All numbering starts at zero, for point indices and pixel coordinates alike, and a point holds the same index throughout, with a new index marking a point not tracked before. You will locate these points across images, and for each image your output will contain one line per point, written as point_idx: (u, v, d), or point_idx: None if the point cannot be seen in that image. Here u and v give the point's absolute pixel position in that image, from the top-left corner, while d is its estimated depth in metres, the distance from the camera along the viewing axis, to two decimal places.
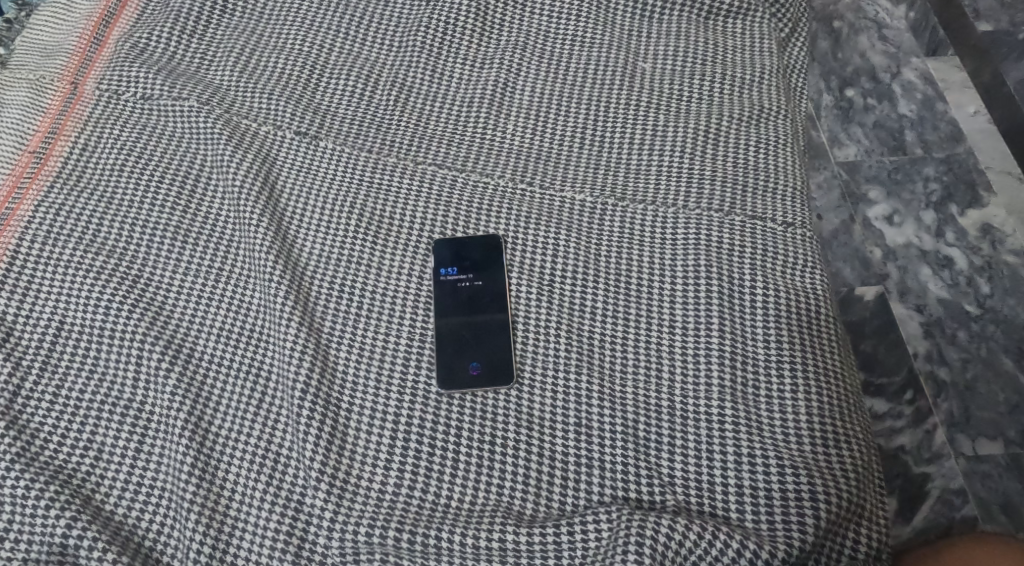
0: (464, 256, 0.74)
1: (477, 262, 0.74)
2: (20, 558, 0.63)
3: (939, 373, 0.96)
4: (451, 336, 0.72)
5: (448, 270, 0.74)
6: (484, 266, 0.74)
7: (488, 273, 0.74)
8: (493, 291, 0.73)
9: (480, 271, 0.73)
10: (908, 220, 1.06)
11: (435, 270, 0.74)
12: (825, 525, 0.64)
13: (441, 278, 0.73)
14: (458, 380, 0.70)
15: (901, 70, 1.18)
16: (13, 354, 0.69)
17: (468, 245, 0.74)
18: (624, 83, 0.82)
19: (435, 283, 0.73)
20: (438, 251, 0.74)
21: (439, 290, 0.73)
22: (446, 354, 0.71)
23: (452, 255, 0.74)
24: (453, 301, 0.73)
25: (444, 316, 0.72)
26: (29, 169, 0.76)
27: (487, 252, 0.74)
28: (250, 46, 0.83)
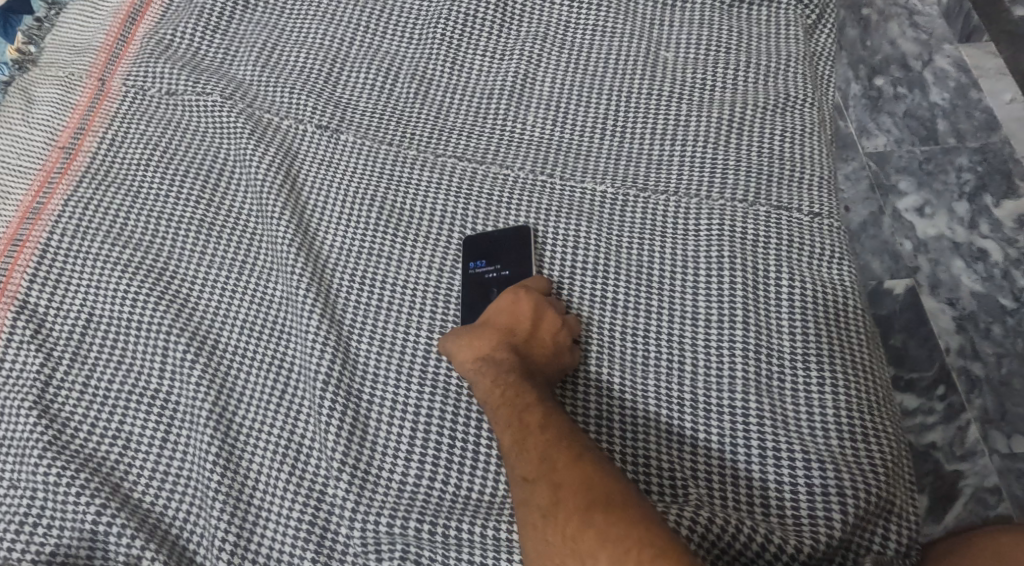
0: (494, 249, 0.74)
1: (506, 255, 0.73)
2: (53, 544, 0.64)
3: (973, 367, 0.94)
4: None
5: (477, 263, 0.73)
6: (515, 261, 0.73)
7: (517, 265, 0.73)
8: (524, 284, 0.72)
9: (510, 264, 0.73)
10: (940, 211, 1.03)
11: (465, 265, 0.73)
12: (853, 521, 0.63)
13: (471, 273, 0.73)
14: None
15: (934, 57, 1.15)
16: (44, 344, 0.70)
17: (496, 239, 0.74)
18: (645, 73, 0.82)
19: (465, 279, 0.73)
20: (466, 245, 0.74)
21: (470, 285, 0.72)
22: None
23: (480, 249, 0.74)
24: (483, 294, 0.72)
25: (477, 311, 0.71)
26: (58, 165, 0.77)
27: (515, 244, 0.74)
28: (272, 42, 0.84)
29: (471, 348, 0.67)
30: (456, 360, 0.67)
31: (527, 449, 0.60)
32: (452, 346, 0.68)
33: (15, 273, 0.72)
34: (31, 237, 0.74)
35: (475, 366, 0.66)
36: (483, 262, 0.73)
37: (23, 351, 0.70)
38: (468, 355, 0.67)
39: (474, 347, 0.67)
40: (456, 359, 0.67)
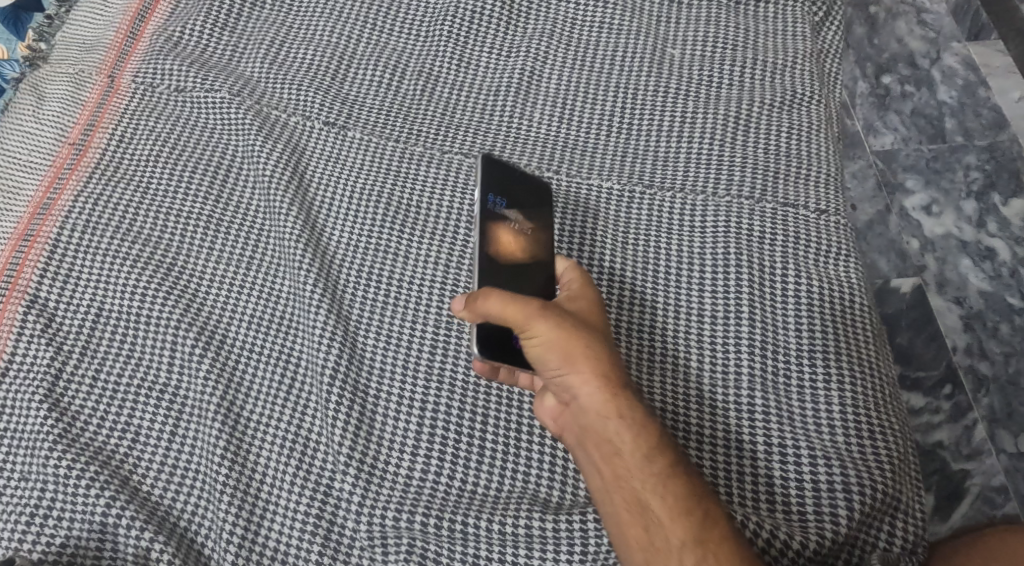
0: (514, 196, 0.69)
1: (526, 207, 0.69)
2: (63, 537, 0.65)
3: (980, 366, 0.94)
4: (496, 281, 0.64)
5: (497, 200, 0.67)
6: (532, 211, 0.69)
7: (537, 219, 0.69)
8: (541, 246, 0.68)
9: (532, 220, 0.69)
10: (948, 210, 1.03)
11: (483, 196, 0.67)
12: (858, 517, 0.63)
13: (490, 206, 0.67)
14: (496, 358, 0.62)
15: (942, 55, 1.14)
16: (55, 338, 0.71)
17: (518, 182, 0.69)
18: (651, 70, 0.82)
19: (482, 209, 0.66)
20: (488, 174, 0.68)
21: (486, 220, 0.66)
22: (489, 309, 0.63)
23: (501, 187, 0.68)
24: (505, 237, 0.66)
25: (490, 253, 0.65)
26: (68, 161, 0.77)
27: (533, 196, 0.70)
28: (281, 39, 0.84)
29: (604, 375, 0.58)
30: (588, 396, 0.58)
31: (710, 554, 0.54)
32: (557, 343, 0.58)
33: (26, 268, 0.73)
34: (41, 232, 0.74)
35: (610, 404, 0.57)
36: (504, 202, 0.68)
37: (34, 344, 0.70)
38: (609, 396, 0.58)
39: (609, 378, 0.58)
40: (551, 356, 0.58)
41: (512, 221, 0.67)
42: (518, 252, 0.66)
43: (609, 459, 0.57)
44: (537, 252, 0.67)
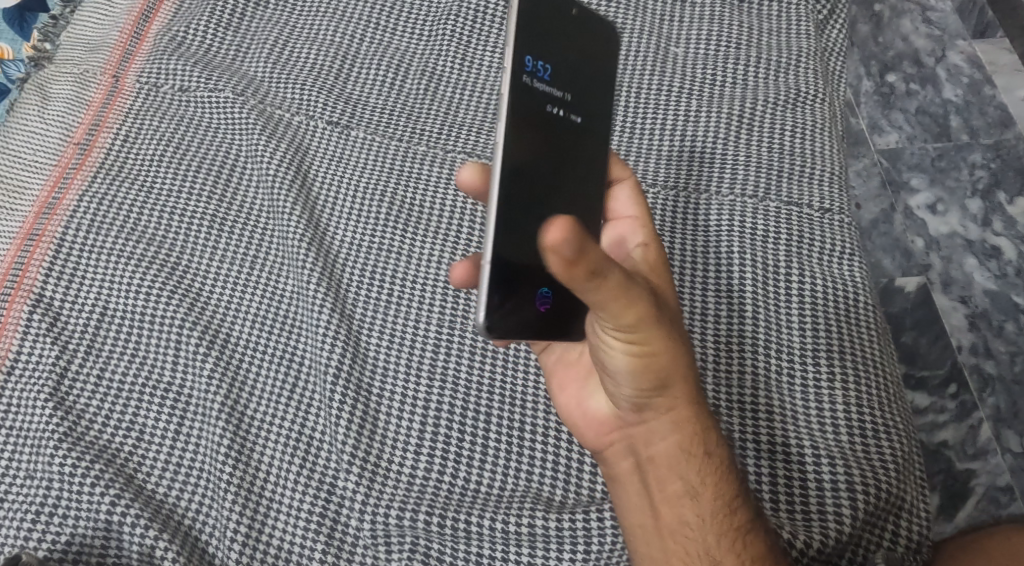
0: (561, 56, 0.57)
1: (577, 72, 0.58)
2: (68, 535, 0.65)
3: (985, 365, 0.94)
4: (529, 178, 0.54)
5: (535, 69, 0.55)
6: (575, 83, 0.58)
7: (582, 98, 0.58)
8: (593, 137, 0.59)
9: (586, 93, 0.58)
10: (953, 209, 1.03)
11: (520, 53, 0.55)
12: (862, 517, 0.63)
13: (529, 72, 0.55)
14: (499, 307, 0.51)
15: (947, 53, 1.14)
16: (60, 337, 0.71)
17: (569, 32, 0.58)
18: (655, 69, 0.81)
19: (520, 77, 0.54)
20: (527, 20, 0.55)
21: (524, 89, 0.54)
22: (514, 230, 0.51)
23: (544, 42, 0.56)
24: (538, 123, 0.55)
25: (525, 139, 0.54)
26: (73, 161, 0.78)
27: (579, 66, 0.58)
28: (284, 39, 0.84)
29: (694, 415, 0.55)
30: (673, 435, 0.55)
31: None
32: (662, 372, 0.51)
33: (31, 267, 0.73)
34: (47, 231, 0.74)
35: (693, 446, 0.55)
36: (544, 72, 0.56)
37: (40, 343, 0.71)
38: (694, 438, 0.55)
39: (696, 416, 0.55)
40: (649, 379, 0.51)
41: (560, 94, 0.56)
42: (550, 145, 0.56)
43: (674, 499, 0.56)
44: (585, 146, 0.58)
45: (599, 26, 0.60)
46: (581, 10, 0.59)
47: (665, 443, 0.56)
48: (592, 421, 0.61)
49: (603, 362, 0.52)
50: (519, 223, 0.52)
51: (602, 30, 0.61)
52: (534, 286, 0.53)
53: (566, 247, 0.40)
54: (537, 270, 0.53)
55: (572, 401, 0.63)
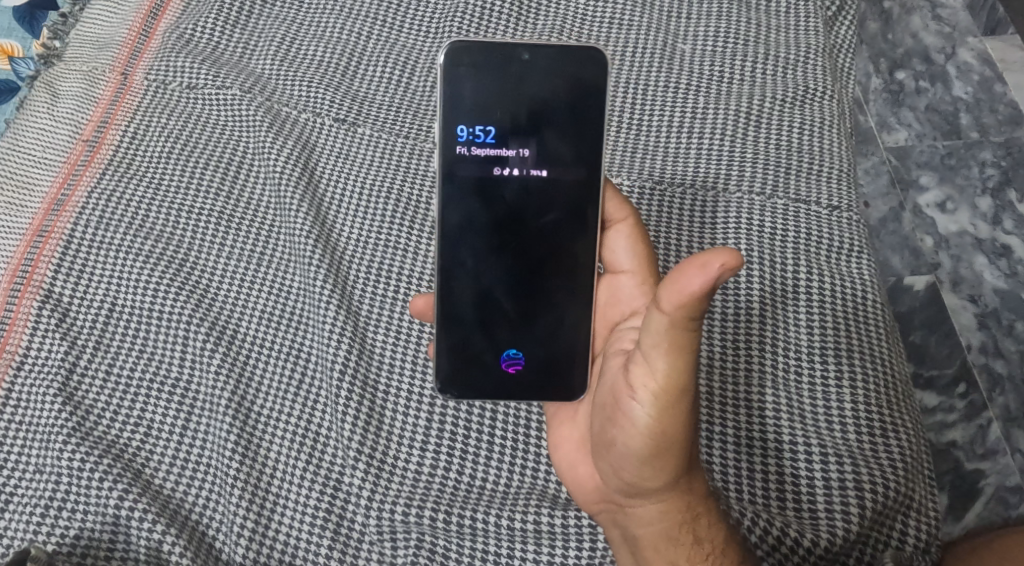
0: (511, 108, 0.58)
1: (534, 122, 0.58)
2: (76, 529, 0.65)
3: (995, 365, 0.93)
4: (478, 248, 0.60)
5: (470, 134, 0.58)
6: (531, 125, 0.58)
7: (539, 141, 0.58)
8: (563, 189, 0.59)
9: (545, 143, 0.58)
10: (963, 207, 1.02)
11: (451, 125, 0.58)
12: (870, 516, 0.62)
13: (463, 142, 0.58)
14: (454, 368, 0.61)
15: (957, 50, 1.13)
16: (69, 333, 0.72)
17: (519, 77, 0.57)
18: (662, 65, 0.81)
19: (451, 151, 0.58)
20: (458, 86, 0.57)
21: (459, 160, 0.58)
22: (466, 298, 0.60)
23: (482, 103, 0.58)
24: (478, 189, 0.59)
25: (468, 212, 0.59)
26: (82, 158, 0.78)
27: (536, 107, 0.57)
28: (291, 36, 0.85)
29: (687, 502, 0.56)
30: (666, 518, 0.57)
31: None
32: (671, 458, 0.53)
33: (41, 263, 0.73)
34: (56, 228, 0.75)
35: (681, 530, 0.57)
36: (484, 132, 0.58)
37: (49, 338, 0.71)
38: (684, 522, 0.57)
39: (689, 503, 0.57)
40: (655, 463, 0.53)
41: (508, 153, 0.58)
42: (498, 208, 0.59)
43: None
44: (548, 202, 0.59)
45: (563, 61, 0.57)
46: (532, 44, 0.56)
47: (655, 522, 0.57)
48: (581, 490, 0.61)
49: (616, 433, 0.54)
50: (471, 296, 0.60)
51: (576, 54, 0.57)
52: (497, 349, 0.61)
53: (718, 268, 0.45)
54: (497, 335, 0.60)
55: (565, 466, 0.62)
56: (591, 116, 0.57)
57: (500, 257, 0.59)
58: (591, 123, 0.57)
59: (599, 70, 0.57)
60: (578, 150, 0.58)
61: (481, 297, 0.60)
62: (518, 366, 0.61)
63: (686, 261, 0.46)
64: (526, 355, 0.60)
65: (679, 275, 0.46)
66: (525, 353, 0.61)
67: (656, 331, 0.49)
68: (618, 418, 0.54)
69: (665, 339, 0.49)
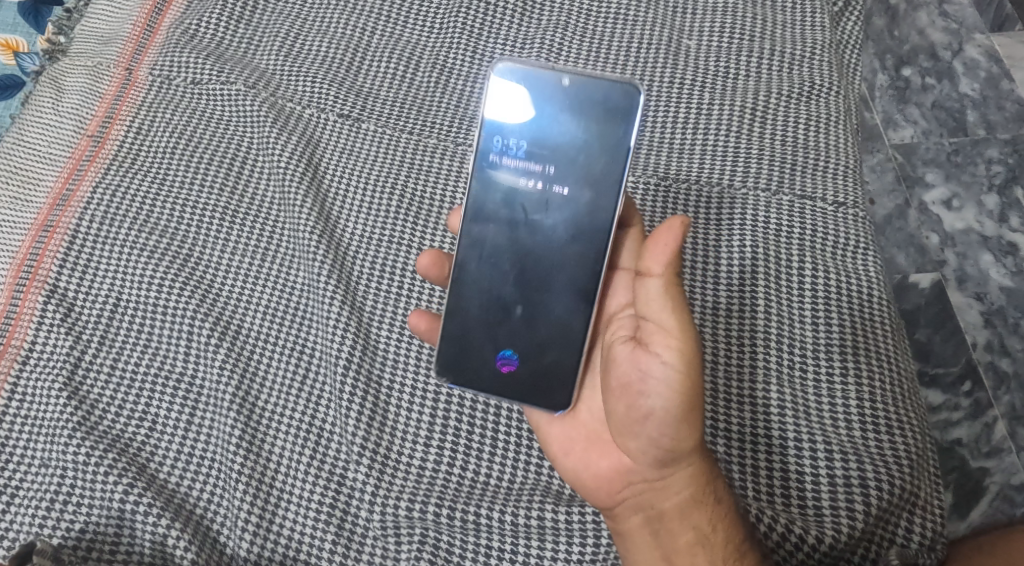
0: (545, 129, 0.59)
1: (565, 144, 0.59)
2: (81, 523, 0.66)
3: (1001, 363, 0.93)
4: (490, 250, 0.61)
5: (503, 147, 0.60)
6: (561, 148, 0.59)
7: (567, 164, 0.59)
8: (579, 207, 0.59)
9: (573, 163, 0.59)
10: (969, 205, 1.02)
11: (487, 135, 0.60)
12: (876, 513, 0.62)
13: (497, 152, 0.60)
14: (452, 359, 0.62)
15: (965, 47, 1.12)
16: (73, 328, 0.72)
17: (558, 100, 0.59)
18: (667, 61, 0.81)
19: (482, 160, 0.60)
20: (500, 101, 0.60)
21: (491, 168, 0.60)
22: (473, 295, 0.62)
23: (519, 120, 0.60)
24: (501, 200, 0.61)
25: (488, 218, 0.61)
26: (87, 153, 0.78)
27: (569, 130, 0.59)
28: (295, 31, 0.85)
29: (705, 465, 0.59)
30: (689, 482, 0.58)
31: None
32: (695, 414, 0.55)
33: (46, 258, 0.74)
34: (61, 223, 0.75)
35: (705, 494, 0.59)
36: (515, 148, 0.60)
37: (53, 333, 0.71)
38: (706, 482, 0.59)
39: (709, 466, 0.59)
40: (682, 425, 0.55)
41: (536, 169, 0.60)
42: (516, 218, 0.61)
43: (687, 547, 0.59)
44: (566, 218, 0.60)
45: (600, 92, 0.58)
46: (575, 72, 0.58)
47: (680, 492, 0.59)
48: (597, 481, 0.61)
49: (638, 404, 0.56)
50: (475, 292, 0.62)
51: (615, 86, 0.58)
52: (496, 346, 0.62)
53: (680, 227, 0.53)
54: (497, 333, 0.62)
55: (576, 465, 0.62)
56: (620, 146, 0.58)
57: (508, 260, 0.61)
58: (620, 150, 0.58)
59: (633, 103, 0.58)
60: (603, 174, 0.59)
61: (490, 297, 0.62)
62: (514, 365, 0.62)
63: (658, 229, 0.54)
64: (521, 357, 0.61)
65: (654, 242, 0.54)
66: (520, 354, 0.61)
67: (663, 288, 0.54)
68: (640, 389, 0.56)
69: (667, 295, 0.54)
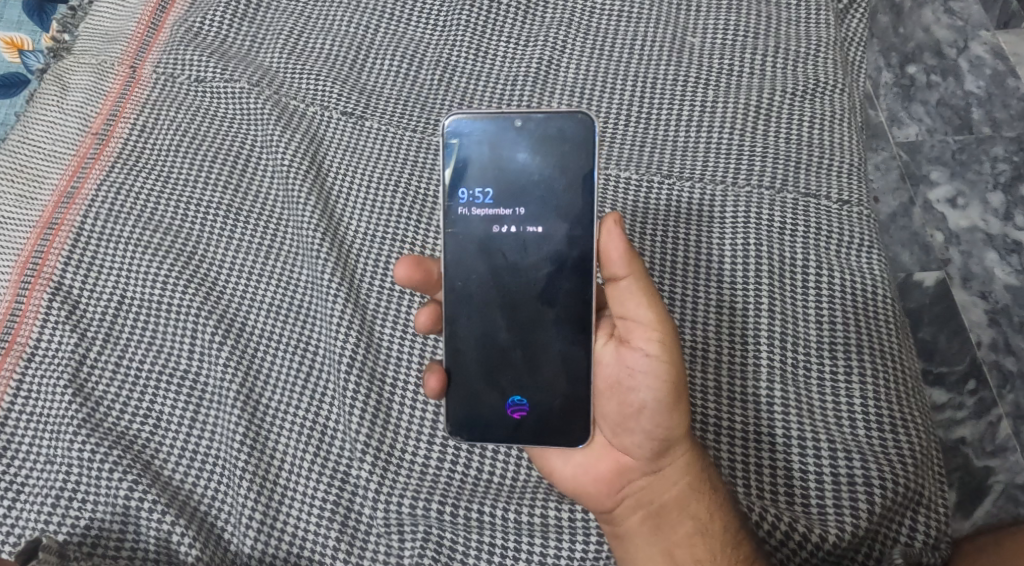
0: (508, 173, 0.60)
1: (530, 185, 0.60)
2: (87, 519, 0.66)
3: (1005, 362, 0.93)
4: (481, 298, 0.62)
5: (470, 198, 0.61)
6: (527, 189, 0.60)
7: (536, 203, 0.60)
8: (560, 243, 0.60)
9: (541, 200, 0.60)
10: (974, 203, 1.02)
11: (452, 189, 0.61)
12: (879, 512, 0.62)
13: (464, 203, 0.61)
14: (462, 414, 0.62)
15: (969, 44, 1.12)
16: (79, 325, 0.72)
17: (514, 143, 0.60)
18: (671, 59, 0.81)
19: (451, 214, 0.61)
20: (458, 153, 0.60)
21: (462, 221, 0.61)
22: (472, 343, 0.62)
23: (480, 168, 0.61)
24: (478, 248, 0.61)
25: (468, 267, 0.61)
26: (91, 151, 0.79)
27: (531, 170, 0.60)
28: (300, 29, 0.85)
29: (697, 454, 0.61)
30: (685, 470, 0.60)
31: None
32: (683, 401, 0.58)
33: (50, 256, 0.74)
34: (65, 220, 0.75)
35: (701, 483, 0.60)
36: (482, 197, 0.61)
37: (59, 330, 0.71)
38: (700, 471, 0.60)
39: (701, 456, 0.61)
40: (673, 411, 0.58)
41: (506, 212, 0.61)
42: (499, 263, 0.61)
43: (687, 538, 0.60)
44: (545, 256, 0.60)
45: (552, 128, 0.60)
46: (525, 113, 0.59)
47: (677, 482, 0.60)
48: (595, 485, 0.61)
49: (632, 398, 0.59)
50: (475, 340, 0.62)
51: (566, 119, 0.59)
52: (504, 394, 0.62)
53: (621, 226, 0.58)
54: (503, 379, 0.62)
55: (573, 474, 0.62)
56: (583, 176, 0.59)
57: (500, 303, 0.62)
58: (584, 178, 0.59)
59: (587, 132, 0.59)
60: (573, 207, 0.60)
61: (487, 346, 0.62)
62: (525, 410, 0.61)
63: (601, 234, 0.58)
64: (531, 399, 0.61)
65: (605, 247, 0.58)
66: (530, 398, 0.61)
67: (631, 286, 0.58)
68: (630, 385, 0.59)
69: (637, 291, 0.58)
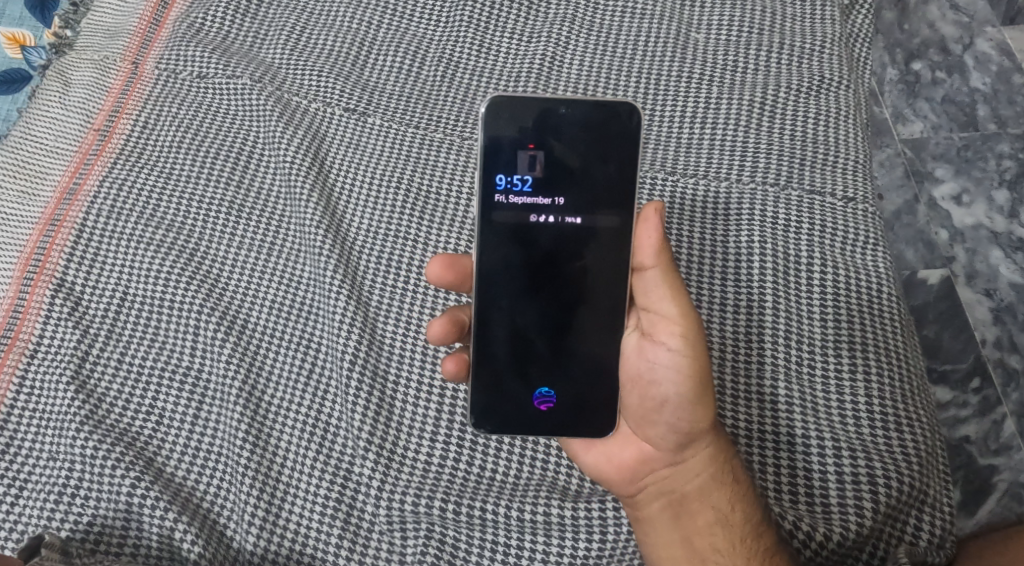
0: (549, 161, 0.57)
1: (571, 173, 0.57)
2: (89, 516, 0.66)
3: (1010, 360, 0.93)
4: (511, 288, 0.59)
5: (509, 184, 0.57)
6: (568, 179, 0.57)
7: (577, 193, 0.57)
8: (597, 235, 0.58)
9: (581, 191, 0.57)
10: (979, 200, 1.01)
11: (491, 174, 0.57)
12: (884, 510, 0.62)
13: (502, 190, 0.57)
14: (488, 405, 0.60)
15: (975, 41, 1.11)
16: (81, 322, 0.72)
17: (558, 129, 0.57)
18: (674, 55, 0.80)
19: (489, 201, 0.57)
20: (498, 136, 0.57)
21: (498, 209, 0.58)
22: (500, 333, 0.60)
23: (522, 153, 0.57)
24: (513, 237, 0.58)
25: (502, 256, 0.59)
26: (94, 147, 0.78)
27: (574, 158, 0.57)
28: (302, 25, 0.84)
29: (721, 445, 0.61)
30: (708, 461, 0.60)
31: None
32: (706, 395, 0.58)
33: (53, 253, 0.74)
34: (68, 217, 0.75)
35: (723, 474, 0.61)
36: (522, 184, 0.57)
37: (61, 327, 0.71)
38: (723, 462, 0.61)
39: (724, 447, 0.61)
40: (697, 407, 0.58)
41: (545, 201, 0.57)
42: (534, 253, 0.58)
43: (707, 526, 0.61)
44: (584, 250, 0.58)
45: (598, 115, 0.56)
46: (571, 98, 0.56)
47: (699, 472, 0.61)
48: (617, 474, 0.62)
49: (654, 392, 0.58)
50: (503, 331, 0.60)
51: (613, 107, 0.56)
52: (532, 386, 0.60)
53: (658, 214, 0.56)
54: (530, 369, 0.60)
55: (596, 461, 0.62)
56: (627, 166, 0.57)
57: (530, 294, 0.59)
58: (628, 169, 0.57)
59: (633, 122, 0.56)
60: (616, 198, 0.57)
61: (516, 335, 0.60)
62: (553, 402, 0.60)
63: (637, 221, 0.56)
64: (560, 391, 0.60)
65: (636, 235, 0.56)
66: (558, 390, 0.60)
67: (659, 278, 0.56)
68: (652, 379, 0.58)
69: (666, 284, 0.56)
